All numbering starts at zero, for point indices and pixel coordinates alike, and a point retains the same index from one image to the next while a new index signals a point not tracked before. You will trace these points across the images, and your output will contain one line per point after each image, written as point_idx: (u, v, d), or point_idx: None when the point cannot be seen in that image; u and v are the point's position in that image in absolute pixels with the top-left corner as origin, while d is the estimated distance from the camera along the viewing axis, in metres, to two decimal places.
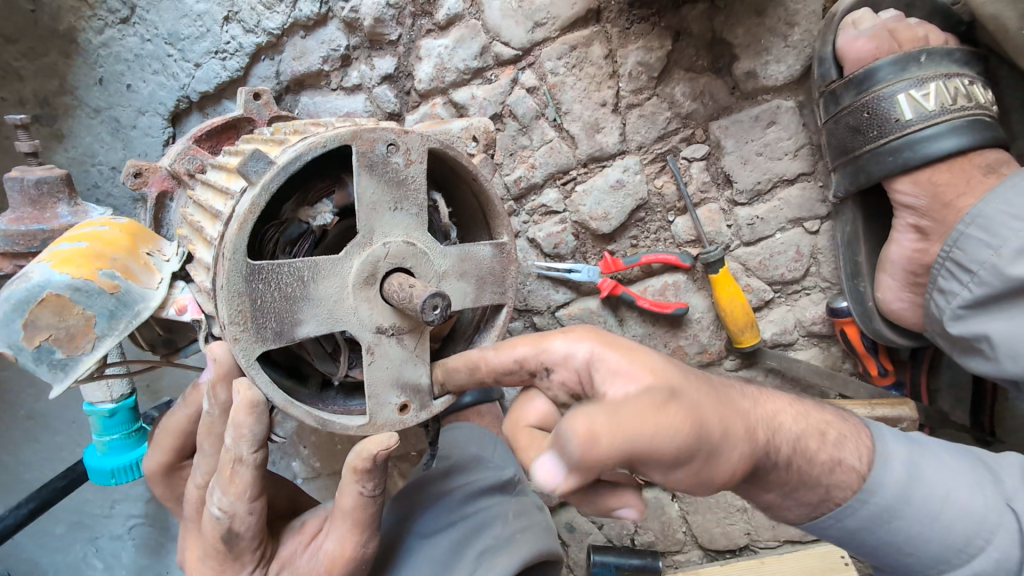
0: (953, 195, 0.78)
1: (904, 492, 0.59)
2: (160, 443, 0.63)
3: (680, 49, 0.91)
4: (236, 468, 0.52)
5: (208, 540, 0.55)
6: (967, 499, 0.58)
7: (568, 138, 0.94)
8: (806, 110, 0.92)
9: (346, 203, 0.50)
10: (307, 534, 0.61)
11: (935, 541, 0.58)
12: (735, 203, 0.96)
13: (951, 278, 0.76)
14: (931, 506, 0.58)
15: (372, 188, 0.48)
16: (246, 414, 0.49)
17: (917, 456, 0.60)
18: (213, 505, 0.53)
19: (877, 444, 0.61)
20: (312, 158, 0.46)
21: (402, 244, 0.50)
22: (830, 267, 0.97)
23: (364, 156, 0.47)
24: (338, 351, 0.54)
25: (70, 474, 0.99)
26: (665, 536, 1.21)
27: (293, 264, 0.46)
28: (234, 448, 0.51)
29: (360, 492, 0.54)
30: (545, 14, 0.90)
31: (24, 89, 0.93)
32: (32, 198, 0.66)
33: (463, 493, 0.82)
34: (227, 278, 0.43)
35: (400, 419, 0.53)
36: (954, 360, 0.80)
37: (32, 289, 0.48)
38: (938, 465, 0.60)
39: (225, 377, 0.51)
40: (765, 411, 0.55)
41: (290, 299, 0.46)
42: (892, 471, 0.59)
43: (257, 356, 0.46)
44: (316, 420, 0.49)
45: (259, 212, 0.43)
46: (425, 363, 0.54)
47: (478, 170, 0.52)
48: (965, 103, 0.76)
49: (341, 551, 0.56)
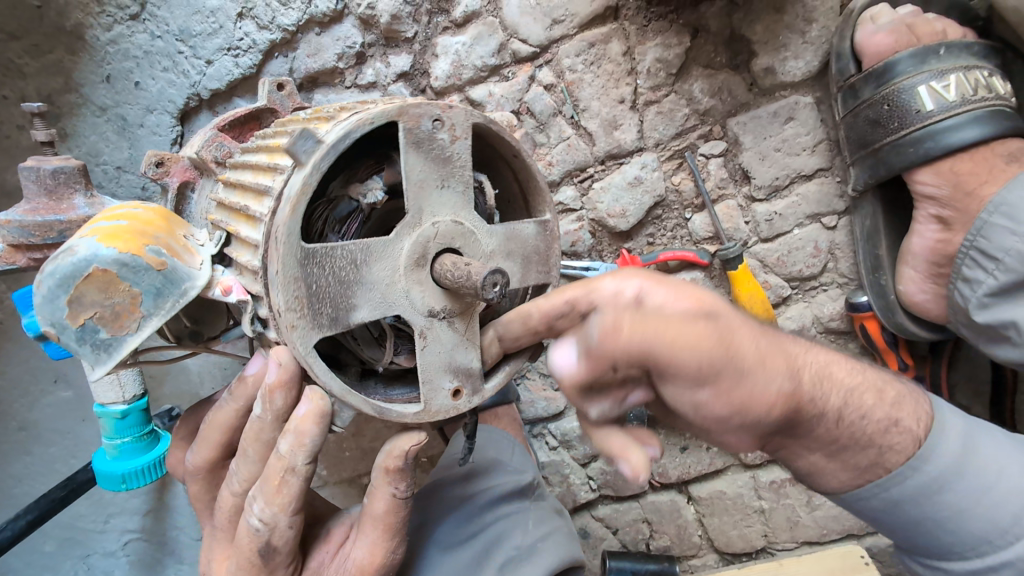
0: (974, 184, 0.78)
1: (952, 463, 0.55)
2: (206, 437, 0.57)
3: (698, 46, 0.91)
4: (286, 477, 0.47)
5: (240, 551, 0.51)
6: (1022, 480, 0.55)
7: (586, 135, 0.95)
8: (824, 106, 0.92)
9: (396, 180, 0.48)
10: (335, 544, 0.57)
11: (972, 518, 0.54)
12: (753, 199, 0.96)
13: (975, 266, 0.77)
14: (979, 481, 0.55)
15: (420, 166, 0.45)
16: (314, 423, 0.45)
17: (973, 430, 0.57)
18: (253, 515, 0.49)
19: (934, 414, 0.58)
20: (360, 136, 0.42)
21: (451, 224, 0.46)
22: (848, 263, 0.97)
23: (411, 132, 0.44)
24: (384, 336, 0.50)
25: (69, 485, 0.96)
26: (680, 541, 1.23)
27: (345, 246, 0.42)
28: (288, 457, 0.47)
29: (392, 494, 0.51)
30: (564, 12, 0.90)
31: (25, 86, 0.92)
32: (47, 188, 0.64)
33: (486, 498, 0.82)
34: (282, 262, 0.39)
35: (453, 405, 0.48)
36: (978, 349, 0.80)
37: (79, 263, 0.45)
38: (994, 443, 0.57)
39: (287, 382, 0.45)
40: (815, 359, 0.54)
41: (347, 282, 0.42)
42: (948, 443, 0.56)
43: (314, 344, 0.41)
44: (374, 408, 0.44)
45: (312, 193, 0.40)
46: (475, 346, 0.49)
47: (521, 146, 0.49)
48: (986, 94, 0.78)
49: (370, 558, 0.53)
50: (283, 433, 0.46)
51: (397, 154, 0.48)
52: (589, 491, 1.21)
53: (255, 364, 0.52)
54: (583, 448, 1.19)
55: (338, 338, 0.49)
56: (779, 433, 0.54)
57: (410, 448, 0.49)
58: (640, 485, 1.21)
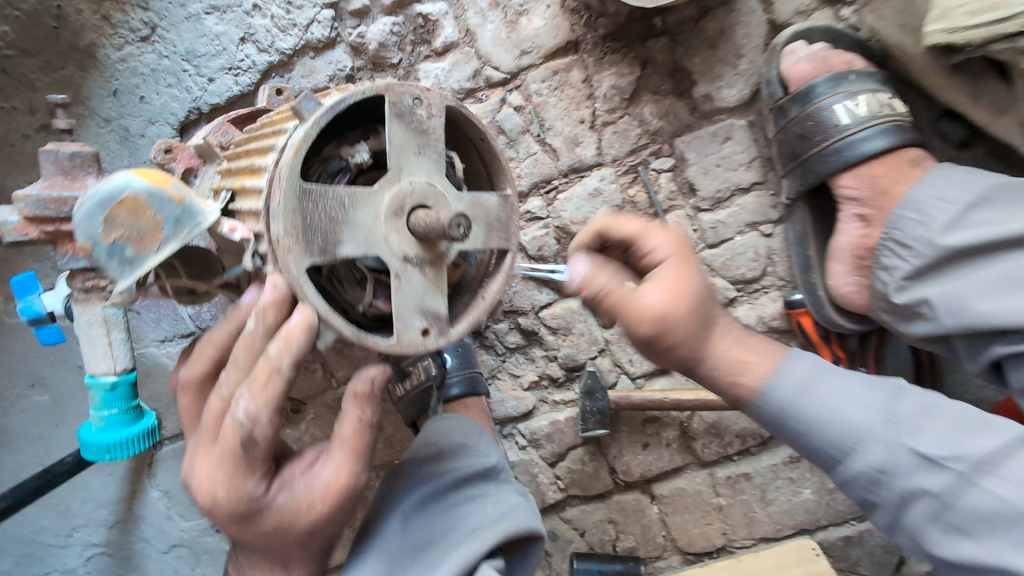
0: (888, 185, 0.86)
1: (793, 402, 0.65)
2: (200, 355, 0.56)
3: (648, 76, 1.04)
4: (272, 376, 0.47)
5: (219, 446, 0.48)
6: (855, 417, 0.63)
7: (551, 152, 1.07)
8: (757, 128, 1.05)
9: (379, 149, 0.55)
10: (307, 461, 0.57)
11: (813, 442, 0.65)
12: (700, 210, 1.08)
13: (893, 256, 0.83)
14: (808, 417, 0.65)
15: (402, 133, 0.53)
16: (302, 332, 0.47)
17: (822, 375, 0.66)
18: (237, 408, 0.47)
19: (781, 366, 0.67)
20: (354, 104, 0.51)
21: (426, 185, 0.54)
22: (785, 267, 1.08)
23: (395, 106, 0.52)
24: (365, 280, 0.56)
25: (42, 475, 1.04)
26: (645, 541, 1.28)
27: (337, 189, 0.49)
28: (275, 358, 0.48)
29: (360, 418, 0.56)
30: (531, 44, 1.03)
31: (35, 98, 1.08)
32: (64, 170, 0.71)
33: (453, 477, 0.86)
34: (283, 195, 0.46)
35: (422, 342, 0.55)
36: (899, 331, 0.85)
37: (115, 188, 0.53)
38: (835, 386, 0.65)
39: (279, 301, 0.48)
40: (749, 356, 0.68)
41: (334, 219, 0.49)
42: (785, 389, 0.66)
43: (307, 268, 0.48)
44: (355, 331, 0.50)
45: (311, 143, 0.48)
46: (444, 293, 0.56)
47: (487, 129, 0.58)
48: (889, 111, 0.87)
49: (337, 478, 0.55)
50: (274, 340, 0.48)
51: (379, 126, 0.55)
52: (557, 491, 1.26)
53: (249, 293, 0.53)
54: (550, 448, 1.24)
55: (332, 276, 0.55)
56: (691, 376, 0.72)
57: (377, 376, 0.59)
58: (606, 484, 1.26)
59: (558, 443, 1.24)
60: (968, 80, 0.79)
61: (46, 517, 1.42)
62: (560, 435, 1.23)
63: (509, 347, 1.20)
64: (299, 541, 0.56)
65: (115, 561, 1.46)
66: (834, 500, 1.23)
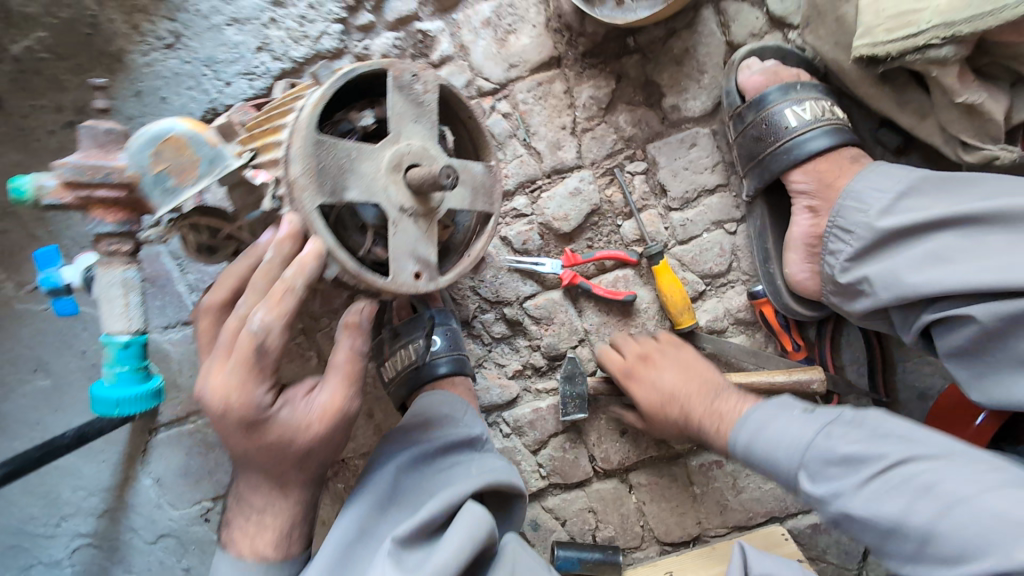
0: (833, 179, 0.97)
1: (747, 445, 0.93)
2: (223, 283, 0.63)
3: (622, 89, 1.16)
4: (286, 295, 0.56)
5: (234, 354, 0.56)
6: (789, 455, 0.89)
7: (535, 154, 1.18)
8: (719, 136, 1.17)
9: (383, 116, 0.64)
10: (305, 387, 0.65)
11: (761, 471, 0.94)
12: (671, 209, 1.19)
13: (838, 241, 0.92)
14: (753, 456, 0.93)
15: (402, 103, 0.62)
16: (314, 259, 0.56)
17: (765, 420, 0.93)
18: (253, 321, 0.56)
19: (739, 417, 0.96)
20: (363, 76, 0.60)
21: (420, 147, 0.63)
22: (748, 261, 1.18)
23: (397, 79, 0.61)
24: (366, 229, 0.64)
25: (46, 446, 1.09)
26: (624, 530, 1.32)
27: (346, 143, 0.58)
28: (290, 280, 0.56)
29: (352, 346, 0.67)
30: (519, 59, 1.16)
31: (63, 97, 1.19)
32: (100, 143, 0.80)
33: (440, 444, 0.90)
34: (301, 142, 0.55)
35: (413, 284, 0.64)
36: (844, 310, 0.95)
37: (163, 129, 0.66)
38: (783, 433, 0.90)
39: (294, 233, 0.56)
40: (726, 411, 0.99)
41: (342, 167, 0.58)
42: (740, 435, 0.94)
43: (318, 206, 0.56)
44: (356, 264, 0.58)
45: (326, 102, 0.57)
46: (434, 243, 0.65)
47: (474, 108, 0.68)
48: (831, 116, 0.99)
49: (332, 401, 0.64)
50: (289, 266, 0.56)
51: (380, 98, 0.65)
52: (539, 479, 1.31)
53: (265, 234, 0.60)
54: (533, 435, 1.30)
55: (340, 222, 0.64)
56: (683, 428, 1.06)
57: (365, 310, 0.68)
58: (586, 471, 1.32)
59: (541, 430, 1.30)
60: (893, 88, 0.92)
61: (35, 505, 1.44)
62: (542, 422, 1.29)
63: (494, 338, 1.26)
64: (297, 460, 0.63)
65: (101, 553, 1.47)
66: None
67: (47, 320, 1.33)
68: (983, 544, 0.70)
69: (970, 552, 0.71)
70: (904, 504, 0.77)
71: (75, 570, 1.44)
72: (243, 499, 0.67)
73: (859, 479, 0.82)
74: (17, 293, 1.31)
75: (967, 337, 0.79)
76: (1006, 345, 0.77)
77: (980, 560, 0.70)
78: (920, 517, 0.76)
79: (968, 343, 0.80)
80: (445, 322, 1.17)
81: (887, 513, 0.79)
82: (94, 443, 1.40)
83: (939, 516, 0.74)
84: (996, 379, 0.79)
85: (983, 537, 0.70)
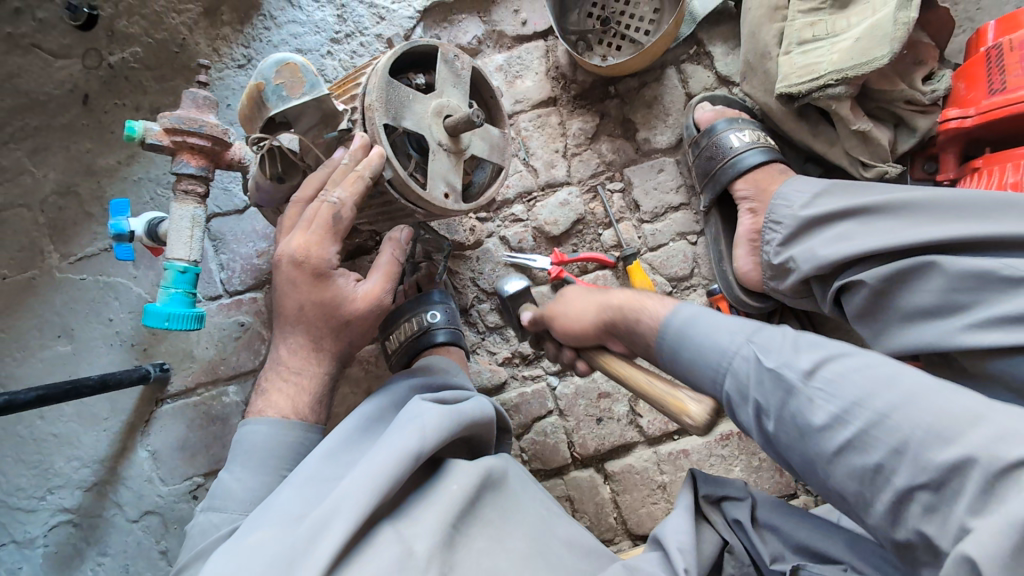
0: (770, 186, 1.25)
1: (676, 330, 0.85)
2: (307, 184, 0.84)
3: (605, 125, 1.45)
4: (356, 179, 0.78)
5: (318, 222, 0.82)
6: (718, 335, 0.79)
7: (533, 171, 1.43)
8: (682, 164, 1.44)
9: (431, 83, 0.87)
10: (353, 275, 0.89)
11: (679, 360, 0.84)
12: (643, 222, 1.43)
13: (772, 231, 1.16)
14: (678, 344, 0.84)
15: (447, 70, 0.86)
16: (378, 158, 0.78)
17: (695, 311, 0.84)
18: (332, 196, 0.80)
19: (672, 307, 0.89)
20: (422, 48, 0.84)
21: (457, 103, 0.86)
22: (707, 268, 1.41)
23: (446, 53, 0.85)
24: (410, 160, 0.86)
25: (77, 382, 1.22)
26: (598, 519, 1.40)
27: (405, 88, 0.81)
28: (360, 170, 0.78)
29: (394, 254, 0.91)
30: (523, 97, 1.44)
31: (143, 100, 1.43)
32: (197, 106, 1.00)
33: (446, 376, 1.02)
34: (376, 80, 0.78)
35: (443, 200, 0.84)
36: (775, 286, 1.19)
37: (285, 54, 0.79)
38: (717, 318, 0.82)
39: (365, 144, 0.78)
40: (651, 305, 0.91)
41: (402, 103, 0.80)
42: (670, 319, 0.87)
43: (382, 126, 0.78)
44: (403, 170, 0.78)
45: (396, 58, 0.80)
46: (459, 175, 0.86)
47: (496, 87, 0.93)
48: (766, 141, 1.29)
49: (375, 290, 0.88)
50: (360, 160, 0.78)
51: (430, 70, 0.89)
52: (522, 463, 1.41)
53: (338, 150, 0.82)
54: (518, 418, 1.42)
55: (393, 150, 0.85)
56: (607, 329, 0.98)
57: (404, 235, 0.94)
58: (564, 458, 1.42)
59: (526, 414, 1.42)
60: (809, 123, 1.21)
61: (25, 475, 1.43)
62: (527, 406, 1.42)
63: (488, 326, 1.43)
64: (341, 322, 0.87)
65: (78, 533, 1.44)
66: (760, 478, 1.42)
67: (78, 289, 1.43)
68: (946, 433, 0.58)
69: (928, 439, 0.59)
70: (846, 386, 0.66)
71: (47, 549, 1.42)
72: (285, 359, 0.88)
73: (817, 360, 0.69)
74: (60, 263, 1.43)
75: (862, 297, 1.01)
76: (892, 304, 0.98)
77: (940, 447, 0.58)
78: (871, 403, 0.63)
79: (864, 304, 1.02)
80: (444, 301, 1.26)
81: (844, 397, 0.65)
82: (98, 413, 1.45)
83: (891, 403, 0.62)
84: (890, 333, 1.00)
85: (943, 425, 0.59)
